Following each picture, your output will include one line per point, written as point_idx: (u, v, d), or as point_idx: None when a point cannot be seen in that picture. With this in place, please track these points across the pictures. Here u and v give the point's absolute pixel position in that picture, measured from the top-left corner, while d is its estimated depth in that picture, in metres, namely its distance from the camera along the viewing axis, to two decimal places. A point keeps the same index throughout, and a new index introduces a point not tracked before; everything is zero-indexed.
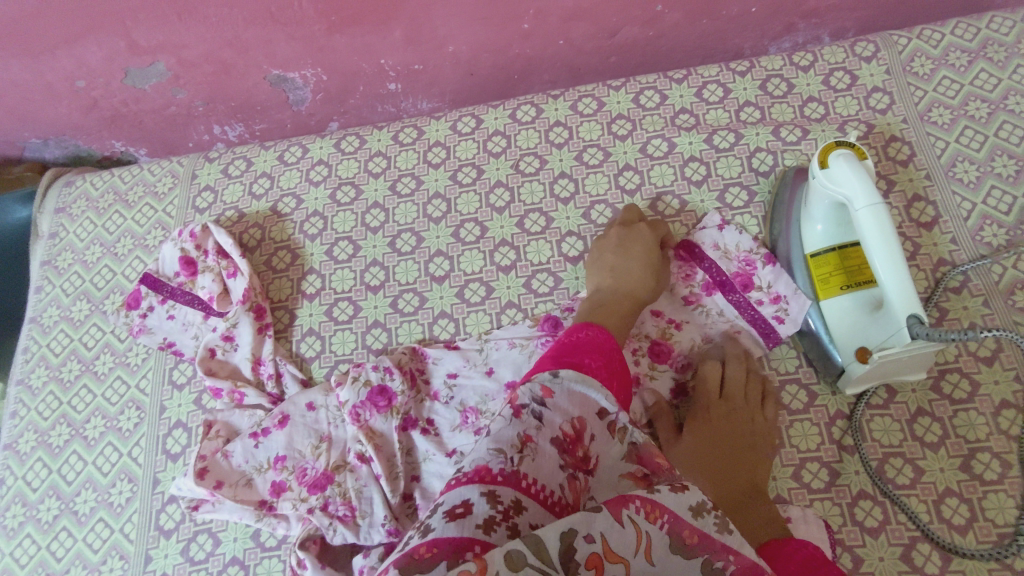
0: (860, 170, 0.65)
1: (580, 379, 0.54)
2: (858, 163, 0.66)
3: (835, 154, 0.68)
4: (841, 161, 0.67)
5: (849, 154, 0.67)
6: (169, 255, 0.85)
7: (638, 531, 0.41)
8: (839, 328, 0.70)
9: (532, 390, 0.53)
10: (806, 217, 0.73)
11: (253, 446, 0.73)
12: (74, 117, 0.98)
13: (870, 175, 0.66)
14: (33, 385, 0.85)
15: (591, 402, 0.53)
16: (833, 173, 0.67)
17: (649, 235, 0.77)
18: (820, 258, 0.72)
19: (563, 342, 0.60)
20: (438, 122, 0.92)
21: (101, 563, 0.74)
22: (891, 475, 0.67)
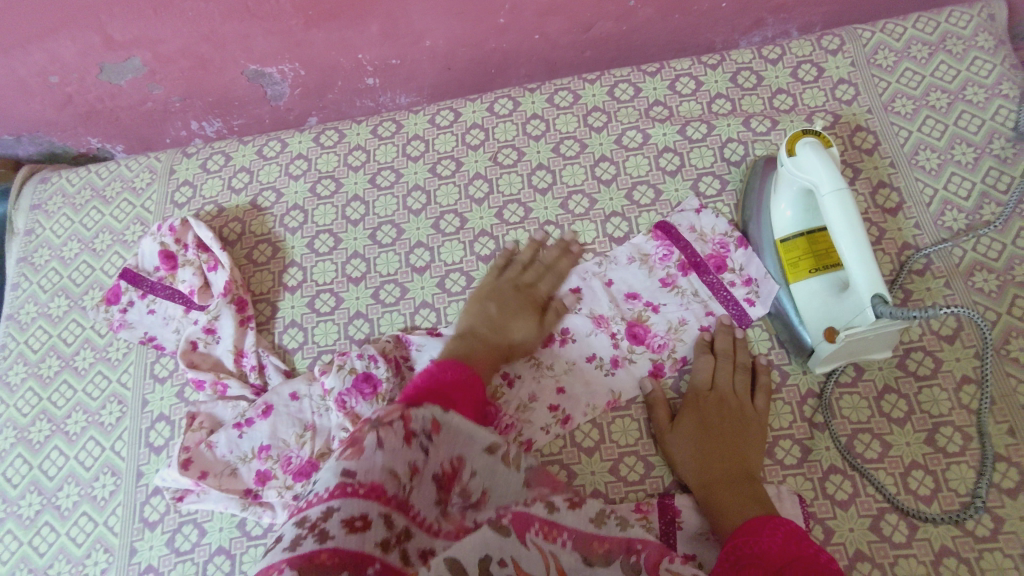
0: (825, 157, 0.68)
1: (467, 423, 0.60)
2: (823, 150, 0.69)
3: (802, 142, 0.70)
4: (808, 148, 0.69)
5: (816, 142, 0.70)
6: (149, 250, 0.85)
7: (541, 551, 0.53)
8: (808, 310, 0.72)
9: (424, 421, 0.58)
10: (776, 204, 0.76)
11: (237, 437, 0.74)
12: (48, 113, 0.97)
13: (835, 162, 0.69)
14: (11, 382, 0.85)
15: (475, 441, 0.59)
16: (800, 160, 0.70)
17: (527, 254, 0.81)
18: (790, 243, 0.75)
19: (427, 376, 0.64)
20: (417, 116, 0.93)
21: (84, 557, 0.74)
22: (860, 450, 0.70)
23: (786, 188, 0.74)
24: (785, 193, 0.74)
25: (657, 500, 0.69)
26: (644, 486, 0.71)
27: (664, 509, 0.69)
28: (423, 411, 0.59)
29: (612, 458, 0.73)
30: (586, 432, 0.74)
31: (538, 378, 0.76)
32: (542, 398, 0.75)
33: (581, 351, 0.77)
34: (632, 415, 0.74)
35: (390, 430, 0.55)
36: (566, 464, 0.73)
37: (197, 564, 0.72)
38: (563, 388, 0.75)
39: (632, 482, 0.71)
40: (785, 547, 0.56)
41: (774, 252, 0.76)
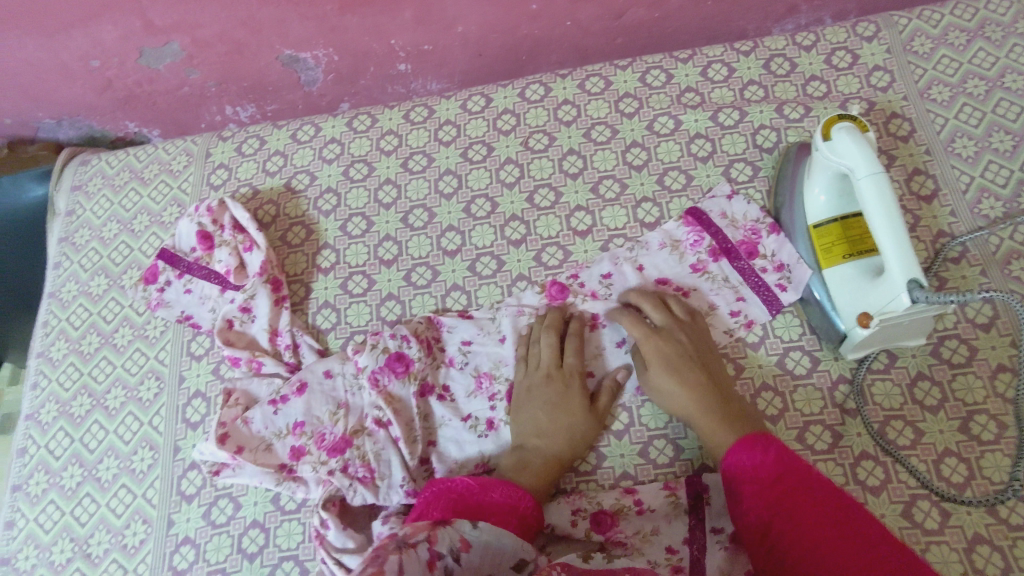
0: (862, 142, 0.67)
1: (492, 534, 0.57)
2: (859, 135, 0.68)
3: (837, 127, 0.70)
4: (844, 133, 0.69)
5: (852, 127, 0.69)
6: (186, 231, 0.87)
7: None
8: (841, 295, 0.72)
9: (452, 540, 0.54)
10: (810, 189, 0.75)
11: (272, 413, 0.75)
12: (89, 97, 0.99)
13: (872, 147, 0.68)
14: (53, 357, 0.87)
15: (504, 554, 0.57)
16: (835, 145, 0.70)
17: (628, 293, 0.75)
18: (823, 228, 0.74)
19: (468, 502, 0.61)
20: (448, 102, 0.94)
21: (124, 527, 0.76)
22: (892, 436, 0.69)
23: (820, 173, 0.73)
24: (819, 178, 0.74)
25: (684, 478, 0.70)
26: (673, 468, 0.71)
27: (692, 484, 0.69)
28: (449, 532, 0.55)
29: (641, 440, 0.73)
30: (615, 415, 0.74)
31: None
32: None
33: (609, 337, 0.77)
34: None
35: (415, 553, 0.50)
36: (595, 445, 0.74)
37: (232, 536, 0.73)
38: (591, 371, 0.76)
39: (661, 464, 0.72)
40: (782, 477, 0.58)
41: (807, 238, 0.76)
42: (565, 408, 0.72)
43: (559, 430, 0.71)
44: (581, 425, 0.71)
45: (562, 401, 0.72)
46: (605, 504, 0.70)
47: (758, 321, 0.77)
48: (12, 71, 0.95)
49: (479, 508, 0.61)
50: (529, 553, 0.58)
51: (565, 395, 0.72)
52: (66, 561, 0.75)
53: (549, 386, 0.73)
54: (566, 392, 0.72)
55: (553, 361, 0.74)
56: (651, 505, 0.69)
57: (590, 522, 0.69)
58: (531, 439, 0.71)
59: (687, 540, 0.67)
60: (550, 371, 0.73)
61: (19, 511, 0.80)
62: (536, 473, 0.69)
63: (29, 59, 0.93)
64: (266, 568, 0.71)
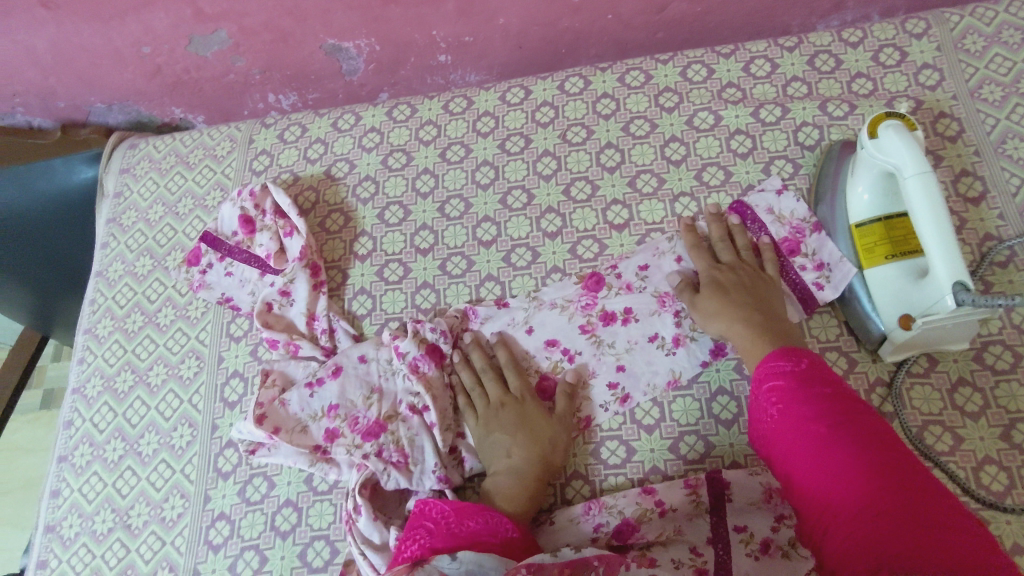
0: (910, 139, 0.66)
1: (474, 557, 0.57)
2: (908, 132, 0.67)
3: (885, 124, 0.69)
4: (891, 131, 0.68)
5: (900, 124, 0.68)
6: (229, 215, 0.89)
7: None
8: (883, 296, 0.71)
9: (433, 575, 0.55)
10: (853, 188, 0.74)
11: (308, 395, 0.77)
12: (138, 82, 1.02)
13: (920, 145, 0.67)
14: (99, 334, 0.90)
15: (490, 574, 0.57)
16: (882, 142, 0.68)
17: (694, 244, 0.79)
18: (866, 228, 0.73)
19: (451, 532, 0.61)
20: (487, 93, 0.94)
21: (163, 500, 0.78)
22: (930, 441, 0.68)
23: (864, 171, 0.72)
24: (863, 177, 0.73)
25: (704, 474, 0.69)
26: (703, 466, 0.71)
27: (713, 482, 0.69)
28: (428, 570, 0.55)
29: (672, 436, 0.73)
30: (645, 410, 0.74)
31: (599, 355, 0.77)
32: (603, 374, 0.76)
33: (641, 331, 0.77)
34: (693, 395, 0.74)
35: None
36: (624, 439, 0.74)
37: (266, 514, 0.75)
38: (623, 365, 0.76)
39: (692, 461, 0.72)
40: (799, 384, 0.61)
41: (849, 237, 0.75)
42: (526, 427, 0.72)
43: (528, 449, 0.71)
44: (551, 442, 0.72)
45: (521, 422, 0.72)
46: (626, 512, 0.69)
47: (793, 319, 0.76)
48: (67, 56, 0.98)
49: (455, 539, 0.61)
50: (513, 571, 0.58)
51: (522, 416, 0.73)
52: (108, 531, 0.78)
53: (502, 411, 0.73)
54: (522, 413, 0.73)
55: (499, 389, 0.75)
56: (672, 504, 0.69)
57: (611, 533, 0.68)
58: (503, 461, 0.71)
59: (711, 541, 0.67)
60: (499, 400, 0.74)
61: (63, 481, 0.82)
62: (516, 493, 0.69)
63: (83, 44, 0.96)
64: (297, 547, 0.73)
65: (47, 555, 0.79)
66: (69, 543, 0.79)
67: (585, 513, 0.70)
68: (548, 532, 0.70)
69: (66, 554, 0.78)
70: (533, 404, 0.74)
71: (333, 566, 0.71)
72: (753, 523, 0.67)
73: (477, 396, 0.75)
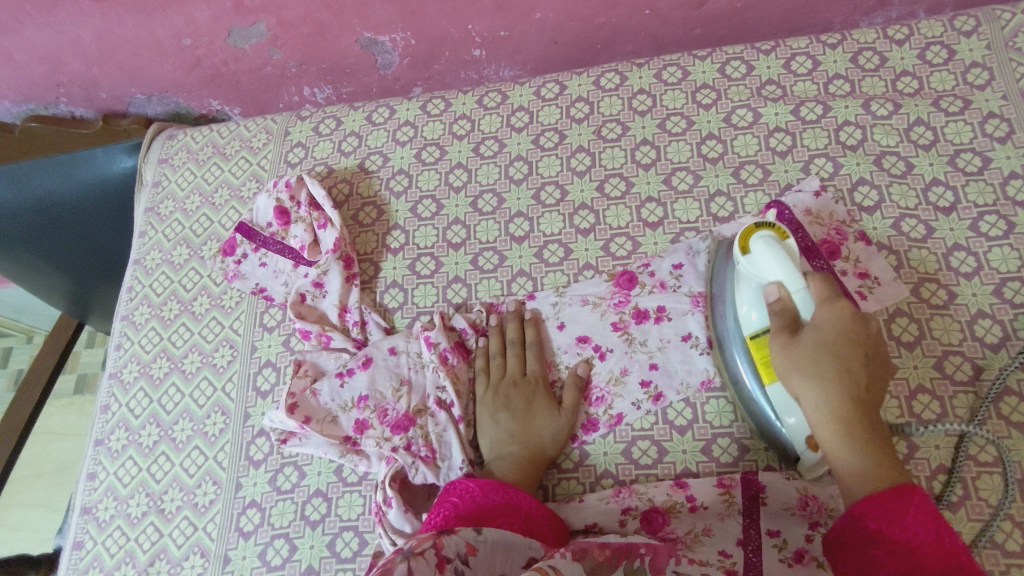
0: (781, 253, 0.62)
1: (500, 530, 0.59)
2: (778, 246, 0.63)
3: (755, 237, 0.65)
4: (762, 247, 0.63)
5: (770, 236, 0.64)
6: (264, 206, 0.91)
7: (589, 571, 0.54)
8: (787, 417, 0.64)
9: (458, 545, 0.55)
10: (741, 307, 0.68)
11: (339, 386, 0.77)
12: (178, 74, 1.04)
13: (792, 255, 0.63)
14: (136, 321, 0.92)
15: (513, 549, 0.58)
16: (755, 258, 0.64)
17: (845, 324, 0.58)
18: (760, 341, 0.65)
19: (478, 502, 0.63)
20: (522, 88, 0.94)
21: (196, 486, 0.79)
22: (974, 451, 0.66)
23: (747, 289, 0.67)
24: (744, 294, 0.67)
25: (738, 475, 0.68)
26: (737, 468, 0.70)
27: (747, 485, 0.67)
28: (454, 538, 0.56)
29: (705, 437, 0.72)
30: (679, 410, 0.73)
31: (631, 353, 0.76)
32: (635, 372, 0.75)
33: (674, 330, 0.76)
34: (727, 397, 0.73)
35: (425, 557, 0.52)
36: (657, 439, 0.72)
37: (296, 503, 0.75)
38: (656, 364, 0.75)
39: (725, 463, 0.70)
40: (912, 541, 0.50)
41: (747, 354, 0.67)
42: (531, 412, 0.73)
43: (527, 434, 0.72)
44: (555, 429, 0.72)
45: (528, 406, 0.74)
46: (656, 500, 0.68)
47: None
48: (110, 48, 0.99)
49: (482, 510, 0.62)
50: (536, 551, 0.60)
51: (530, 401, 0.74)
52: (142, 514, 0.79)
53: (515, 392, 0.75)
54: (530, 399, 0.74)
55: (517, 366, 0.76)
56: (704, 502, 0.67)
57: (641, 521, 0.68)
58: (503, 442, 0.72)
59: (740, 542, 0.65)
60: (514, 379, 0.76)
61: (100, 464, 0.84)
62: (519, 476, 0.70)
63: (126, 36, 0.98)
64: (327, 537, 0.73)
65: (83, 536, 0.80)
66: (105, 525, 0.80)
67: (616, 495, 0.69)
68: (575, 508, 0.70)
69: (101, 536, 0.80)
70: (543, 390, 0.75)
71: (361, 557, 0.71)
72: (787, 529, 0.65)
73: (494, 371, 0.77)
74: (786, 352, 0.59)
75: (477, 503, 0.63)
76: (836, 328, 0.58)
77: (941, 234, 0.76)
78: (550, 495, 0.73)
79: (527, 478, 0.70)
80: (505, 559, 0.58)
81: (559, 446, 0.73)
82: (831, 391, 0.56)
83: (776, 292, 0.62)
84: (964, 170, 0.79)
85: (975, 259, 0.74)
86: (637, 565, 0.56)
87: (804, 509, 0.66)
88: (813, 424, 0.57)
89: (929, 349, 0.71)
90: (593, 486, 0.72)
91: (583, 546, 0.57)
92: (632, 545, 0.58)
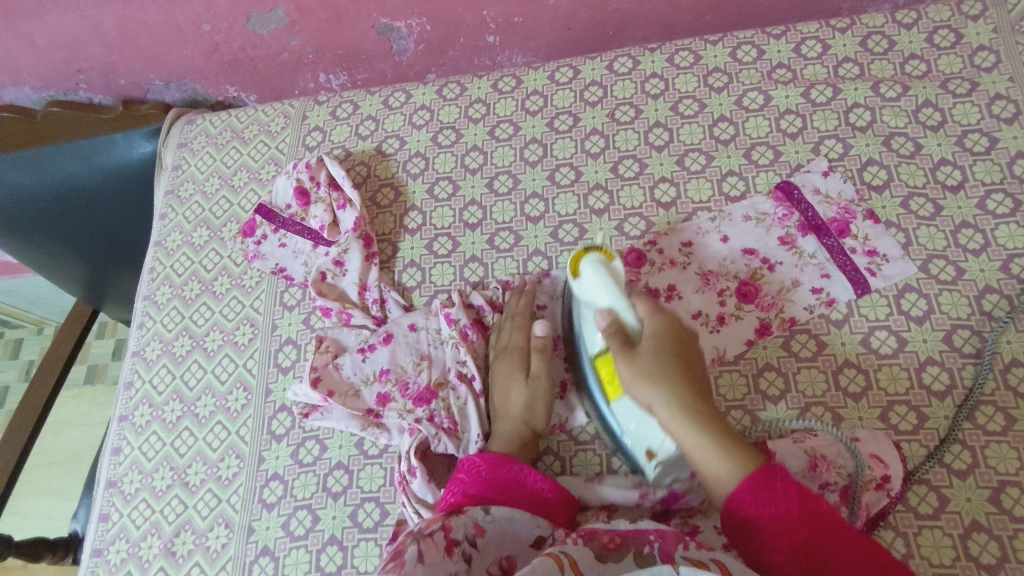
0: (607, 280, 0.67)
1: (509, 510, 0.61)
2: (605, 269, 0.68)
3: (587, 261, 0.69)
4: (592, 271, 0.68)
5: (597, 260, 0.69)
6: (283, 188, 0.93)
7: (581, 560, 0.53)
8: (630, 426, 0.67)
9: (468, 526, 0.59)
10: (586, 331, 0.71)
11: (360, 360, 0.79)
12: (196, 60, 1.05)
13: (617, 278, 0.68)
14: (158, 301, 0.93)
15: (521, 530, 0.61)
16: (587, 281, 0.68)
17: (666, 329, 0.65)
18: (603, 359, 0.69)
19: (489, 480, 0.64)
20: (537, 72, 0.96)
21: (219, 460, 0.81)
22: (982, 421, 0.68)
23: (586, 314, 0.70)
24: (586, 319, 0.71)
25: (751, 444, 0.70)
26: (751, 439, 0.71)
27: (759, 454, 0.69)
28: (463, 519, 0.59)
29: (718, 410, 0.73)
30: None
31: None
32: None
33: (686, 308, 0.78)
34: (740, 370, 0.75)
35: (432, 542, 0.56)
36: None
37: (318, 475, 0.77)
38: None
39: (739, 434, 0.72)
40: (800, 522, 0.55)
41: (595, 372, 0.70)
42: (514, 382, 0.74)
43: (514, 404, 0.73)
44: (539, 399, 0.73)
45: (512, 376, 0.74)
46: (675, 485, 0.68)
47: (841, 299, 0.75)
48: (131, 33, 1.01)
49: (491, 485, 0.64)
50: (544, 528, 0.62)
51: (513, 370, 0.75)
52: (167, 487, 0.81)
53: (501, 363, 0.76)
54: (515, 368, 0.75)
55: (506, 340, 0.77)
56: None
57: (659, 500, 0.68)
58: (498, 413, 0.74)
59: None
60: (502, 351, 0.77)
61: (124, 439, 0.86)
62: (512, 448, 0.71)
63: (147, 21, 0.99)
64: (349, 507, 0.74)
65: (108, 508, 0.82)
66: (130, 498, 0.82)
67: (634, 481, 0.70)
68: (595, 490, 0.70)
69: (127, 508, 0.81)
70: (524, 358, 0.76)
71: (383, 526, 0.73)
72: None
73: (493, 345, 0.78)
74: (628, 364, 0.63)
75: (487, 478, 0.65)
76: (663, 334, 0.65)
77: (950, 212, 0.78)
78: (568, 467, 0.74)
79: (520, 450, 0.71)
80: (512, 538, 0.61)
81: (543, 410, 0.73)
82: (673, 389, 0.62)
83: (608, 320, 0.66)
84: (972, 150, 0.80)
85: (982, 236, 0.76)
86: (647, 553, 0.55)
87: (814, 471, 0.67)
88: (664, 423, 0.62)
89: (937, 323, 0.73)
90: (609, 459, 0.74)
91: (590, 530, 0.57)
92: (641, 533, 0.56)
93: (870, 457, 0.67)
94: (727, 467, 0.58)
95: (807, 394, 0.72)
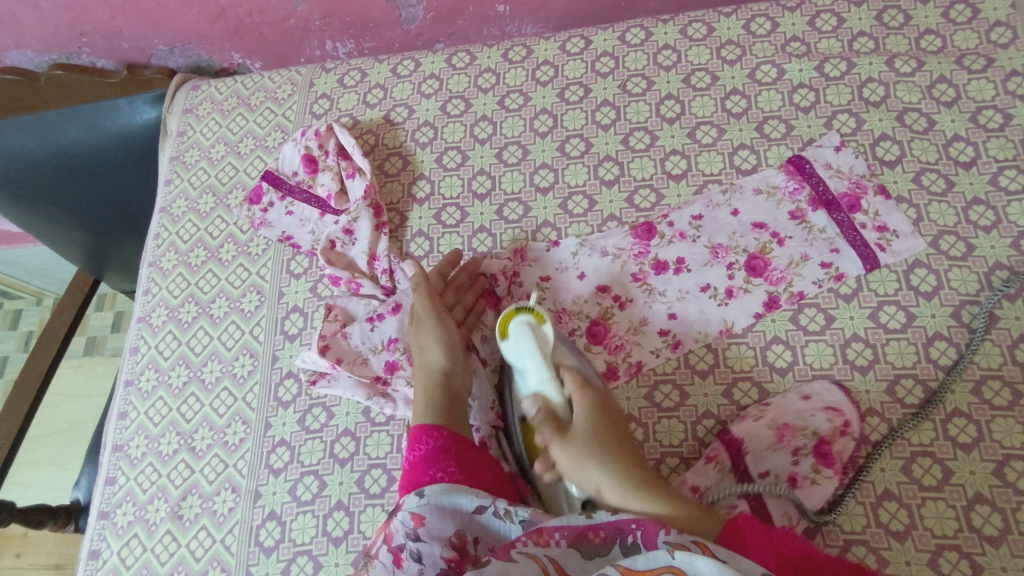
0: (531, 344, 0.68)
1: (444, 492, 0.61)
2: (529, 338, 0.69)
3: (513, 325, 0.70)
4: (518, 340, 0.69)
5: (525, 325, 0.70)
6: (291, 155, 0.92)
7: (531, 558, 0.54)
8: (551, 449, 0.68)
9: (405, 525, 0.59)
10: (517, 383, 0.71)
11: (369, 329, 0.79)
12: (202, 25, 1.04)
13: (543, 345, 0.69)
14: (164, 267, 0.93)
15: (461, 505, 0.61)
16: (512, 346, 0.70)
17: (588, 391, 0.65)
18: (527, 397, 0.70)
19: (416, 462, 0.65)
20: (547, 43, 0.95)
21: (226, 425, 0.81)
22: (988, 395, 0.68)
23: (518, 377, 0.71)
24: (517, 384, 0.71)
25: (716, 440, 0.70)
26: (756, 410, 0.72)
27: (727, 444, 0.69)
28: (400, 517, 0.60)
29: (725, 382, 0.74)
30: (700, 355, 0.75)
31: (652, 302, 0.77)
32: (654, 321, 0.77)
33: (694, 281, 0.78)
34: (747, 343, 0.75)
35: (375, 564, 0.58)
36: (678, 383, 0.74)
37: (325, 442, 0.77)
38: (674, 312, 0.77)
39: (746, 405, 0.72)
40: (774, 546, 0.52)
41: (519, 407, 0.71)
42: (420, 337, 0.75)
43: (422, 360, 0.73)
44: (426, 341, 0.74)
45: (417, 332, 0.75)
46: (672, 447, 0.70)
47: (851, 273, 0.75)
48: None
49: (415, 467, 0.65)
50: (485, 497, 0.62)
51: (418, 326, 0.75)
52: (173, 452, 0.81)
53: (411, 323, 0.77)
54: (419, 324, 0.75)
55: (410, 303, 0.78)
56: (705, 479, 0.68)
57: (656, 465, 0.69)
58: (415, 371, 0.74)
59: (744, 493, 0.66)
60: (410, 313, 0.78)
61: (130, 404, 0.86)
62: (428, 401, 0.70)
63: None
64: (355, 474, 0.75)
65: (115, 472, 0.82)
66: (137, 462, 0.82)
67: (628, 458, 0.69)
68: None
69: (133, 472, 0.82)
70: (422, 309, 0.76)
71: (390, 493, 0.73)
72: (773, 465, 0.68)
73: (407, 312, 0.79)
74: (552, 444, 0.63)
75: (411, 461, 0.66)
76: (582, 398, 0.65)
77: (961, 188, 0.77)
78: None
79: (436, 401, 0.70)
80: (455, 512, 0.61)
81: (447, 353, 0.73)
82: (600, 464, 0.60)
83: (533, 402, 0.67)
84: (986, 126, 0.80)
85: (993, 212, 0.76)
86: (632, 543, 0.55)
87: (782, 441, 0.69)
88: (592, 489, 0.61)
89: (946, 298, 0.73)
90: None
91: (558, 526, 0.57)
92: (624, 522, 0.56)
93: (828, 411, 0.69)
94: (666, 516, 0.57)
95: (815, 367, 0.73)
